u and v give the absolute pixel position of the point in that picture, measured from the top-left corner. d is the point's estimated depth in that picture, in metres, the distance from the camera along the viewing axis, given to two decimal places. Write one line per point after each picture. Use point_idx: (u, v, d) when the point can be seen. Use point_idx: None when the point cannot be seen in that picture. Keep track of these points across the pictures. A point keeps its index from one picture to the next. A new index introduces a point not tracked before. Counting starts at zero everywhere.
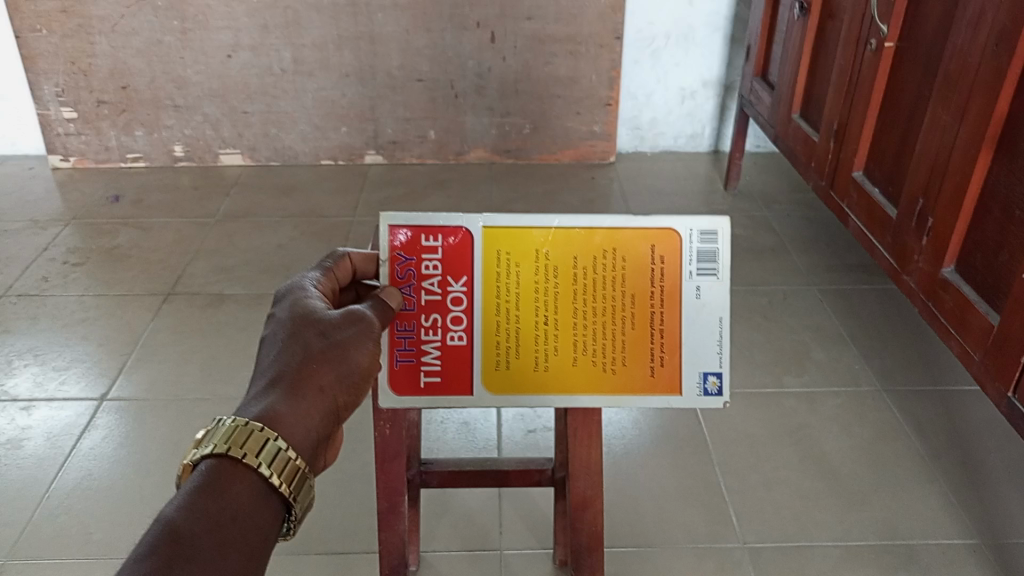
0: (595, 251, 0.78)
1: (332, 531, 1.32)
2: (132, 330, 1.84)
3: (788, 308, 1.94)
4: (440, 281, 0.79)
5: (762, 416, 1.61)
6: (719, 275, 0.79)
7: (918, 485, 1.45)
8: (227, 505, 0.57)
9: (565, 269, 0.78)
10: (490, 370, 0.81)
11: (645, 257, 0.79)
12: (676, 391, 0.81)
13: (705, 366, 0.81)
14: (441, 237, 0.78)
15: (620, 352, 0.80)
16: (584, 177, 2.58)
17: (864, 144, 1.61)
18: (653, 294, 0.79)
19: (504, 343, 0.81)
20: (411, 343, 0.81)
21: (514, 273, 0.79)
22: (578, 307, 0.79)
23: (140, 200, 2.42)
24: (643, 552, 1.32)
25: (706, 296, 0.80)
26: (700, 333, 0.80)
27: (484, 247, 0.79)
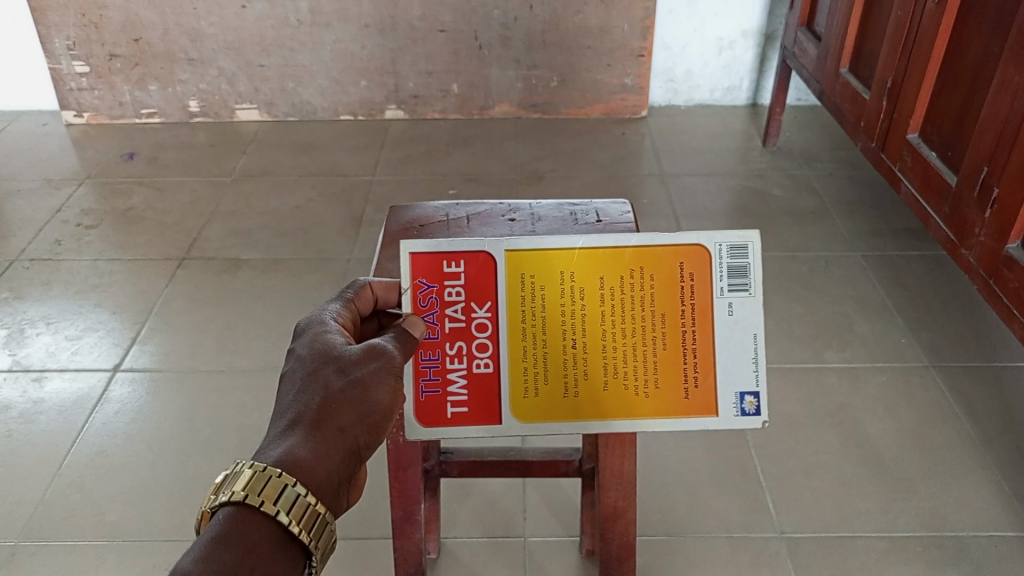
0: (622, 270, 0.70)
1: (350, 514, 1.28)
2: (146, 296, 1.79)
3: (830, 277, 1.83)
4: (464, 308, 0.72)
5: (801, 394, 1.52)
6: (752, 290, 0.71)
7: (969, 472, 1.36)
8: (245, 557, 0.51)
9: (592, 289, 0.70)
10: (517, 397, 0.72)
11: (673, 276, 0.71)
12: (712, 413, 0.72)
13: (742, 385, 0.72)
14: (462, 262, 0.71)
15: (651, 374, 0.72)
16: (614, 133, 2.46)
17: (922, 104, 1.49)
18: (683, 313, 0.71)
19: (533, 367, 0.72)
20: (437, 374, 0.72)
21: (540, 295, 0.71)
22: (607, 329, 0.71)
23: (155, 158, 2.35)
24: (673, 541, 1.26)
25: (739, 313, 0.71)
26: (735, 351, 0.71)
27: (508, 271, 0.71)
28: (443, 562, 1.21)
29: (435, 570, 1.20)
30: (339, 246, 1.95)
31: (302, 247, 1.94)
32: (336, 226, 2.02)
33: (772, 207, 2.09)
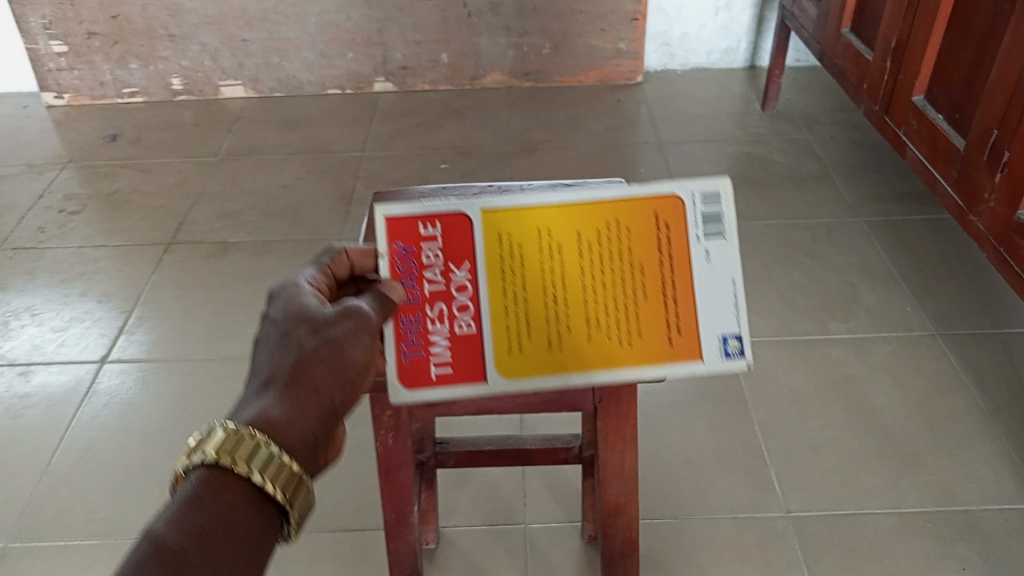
0: (599, 222, 0.64)
1: (347, 505, 1.26)
2: (133, 283, 1.75)
3: (833, 245, 1.79)
4: (441, 268, 0.65)
5: (805, 367, 1.48)
6: (729, 233, 0.64)
7: (978, 444, 1.33)
8: (218, 517, 0.50)
9: (570, 242, 0.64)
10: (501, 355, 0.65)
11: (650, 223, 0.64)
12: (697, 358, 0.65)
13: (724, 328, 0.64)
14: (437, 222, 0.65)
15: (633, 324, 0.64)
16: (610, 100, 2.40)
17: (928, 64, 1.43)
18: (662, 259, 0.64)
19: (513, 323, 0.65)
20: (417, 339, 0.65)
21: (517, 252, 0.64)
22: (586, 281, 0.64)
23: (139, 139, 2.29)
24: (678, 523, 1.23)
25: (716, 260, 0.64)
26: (717, 293, 0.64)
27: (484, 229, 0.64)
28: (443, 552, 1.19)
29: (434, 561, 1.17)
30: (329, 226, 1.90)
31: (292, 228, 1.89)
32: (326, 205, 1.97)
33: (773, 174, 2.03)
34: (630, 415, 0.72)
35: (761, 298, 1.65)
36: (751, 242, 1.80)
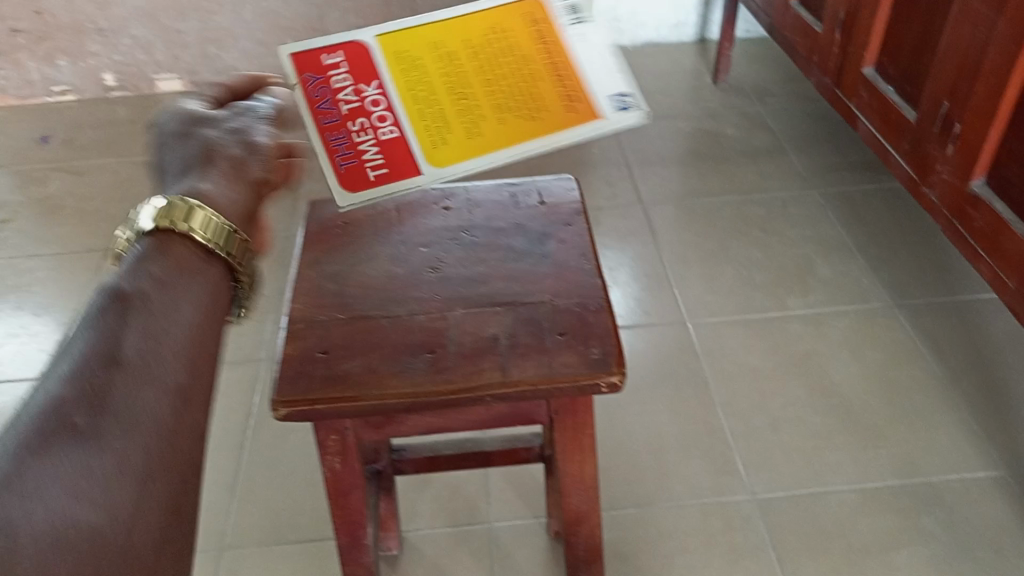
0: (483, 30, 0.73)
1: (306, 515, 1.23)
2: (72, 293, 1.67)
3: (788, 218, 1.78)
4: (358, 94, 0.72)
5: (765, 345, 1.48)
6: (591, 15, 0.74)
7: (938, 414, 1.34)
8: (169, 267, 0.56)
9: (462, 45, 0.72)
10: (427, 148, 0.71)
11: (525, 21, 0.73)
12: (596, 117, 0.71)
13: (615, 91, 0.72)
14: (339, 51, 0.73)
15: (536, 95, 0.71)
16: None
17: (877, 35, 1.42)
18: (549, 45, 0.72)
19: (431, 118, 0.72)
20: (347, 149, 0.72)
21: (420, 63, 0.72)
22: (487, 79, 0.72)
23: (72, 139, 2.20)
24: (644, 513, 1.22)
25: (590, 36, 0.74)
26: (596, 61, 0.73)
27: (384, 51, 0.73)
28: (406, 558, 1.16)
29: (397, 567, 1.14)
30: (276, 223, 1.84)
31: None
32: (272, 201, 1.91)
33: (726, 148, 2.02)
34: (587, 427, 0.70)
35: (719, 277, 1.63)
36: (706, 220, 1.79)
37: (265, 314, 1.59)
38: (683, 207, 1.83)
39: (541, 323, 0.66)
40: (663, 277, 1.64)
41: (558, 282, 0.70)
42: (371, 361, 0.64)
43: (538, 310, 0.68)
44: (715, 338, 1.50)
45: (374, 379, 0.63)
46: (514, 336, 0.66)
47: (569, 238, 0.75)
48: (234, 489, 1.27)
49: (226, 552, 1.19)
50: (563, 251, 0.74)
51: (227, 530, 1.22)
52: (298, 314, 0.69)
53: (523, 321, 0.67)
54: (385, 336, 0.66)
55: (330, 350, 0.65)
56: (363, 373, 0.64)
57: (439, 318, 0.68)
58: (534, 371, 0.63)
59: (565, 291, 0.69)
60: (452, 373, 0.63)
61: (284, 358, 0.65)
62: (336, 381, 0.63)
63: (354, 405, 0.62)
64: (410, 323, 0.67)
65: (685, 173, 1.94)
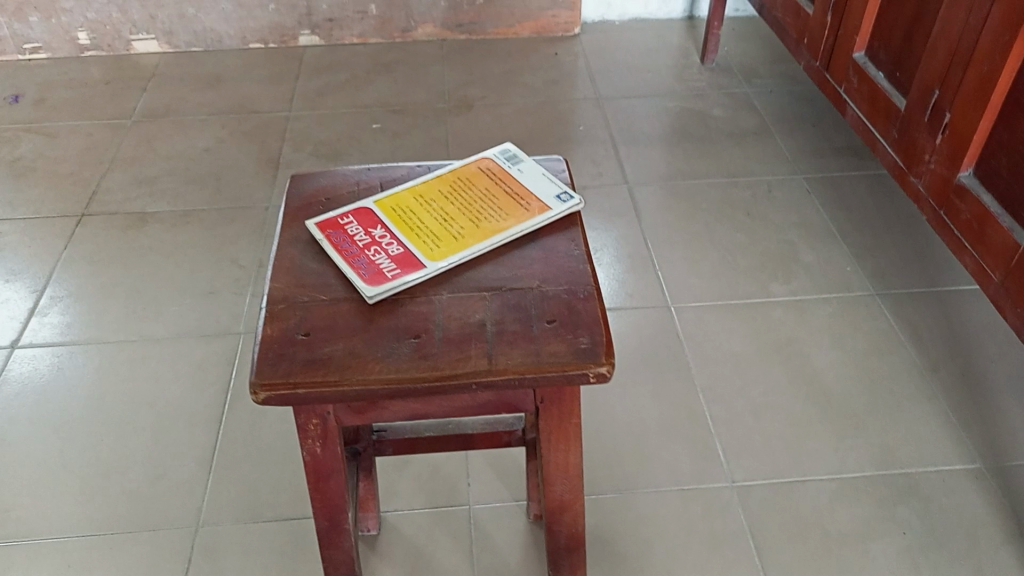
0: (447, 183, 0.77)
1: (282, 493, 1.21)
2: (44, 259, 1.63)
3: (773, 203, 1.77)
4: (359, 228, 0.71)
5: (747, 330, 1.47)
6: (522, 156, 0.80)
7: (916, 404, 1.34)
8: None
9: (435, 194, 0.75)
10: (427, 250, 0.69)
11: (478, 172, 0.78)
12: (547, 207, 0.73)
13: (554, 191, 0.75)
14: (348, 215, 0.73)
15: (498, 208, 0.73)
16: (546, 53, 2.32)
17: (869, 19, 1.40)
18: (498, 174, 0.77)
19: (422, 231, 0.71)
20: (363, 265, 0.67)
21: (406, 208, 0.73)
22: (457, 207, 0.74)
23: (43, 100, 2.13)
24: (623, 497, 1.21)
25: (525, 166, 0.78)
26: (534, 176, 0.77)
27: (381, 209, 0.73)
28: (384, 538, 1.15)
29: (375, 547, 1.13)
30: (255, 192, 1.80)
31: (215, 196, 1.79)
32: (250, 170, 1.87)
33: (713, 129, 2.00)
34: (575, 415, 0.68)
35: (703, 260, 1.63)
36: (691, 202, 1.77)
37: (242, 287, 1.56)
38: (668, 189, 1.82)
39: (529, 309, 0.64)
40: (647, 259, 1.63)
41: (547, 266, 0.68)
42: (353, 345, 0.62)
43: (526, 295, 0.65)
44: (697, 323, 1.49)
45: (357, 364, 0.60)
46: (501, 323, 0.63)
47: (559, 222, 0.73)
48: (210, 464, 1.25)
49: (202, 529, 1.17)
50: (553, 235, 0.71)
51: (203, 507, 1.20)
52: (277, 293, 0.66)
53: (511, 307, 0.65)
54: (367, 319, 0.64)
55: (310, 332, 0.63)
56: (345, 357, 0.61)
57: (424, 301, 0.65)
58: (522, 359, 0.61)
59: (554, 276, 0.67)
60: (438, 360, 0.61)
61: (262, 340, 0.62)
62: (318, 365, 0.60)
63: (336, 391, 0.60)
64: (394, 306, 0.65)
65: (671, 154, 1.92)
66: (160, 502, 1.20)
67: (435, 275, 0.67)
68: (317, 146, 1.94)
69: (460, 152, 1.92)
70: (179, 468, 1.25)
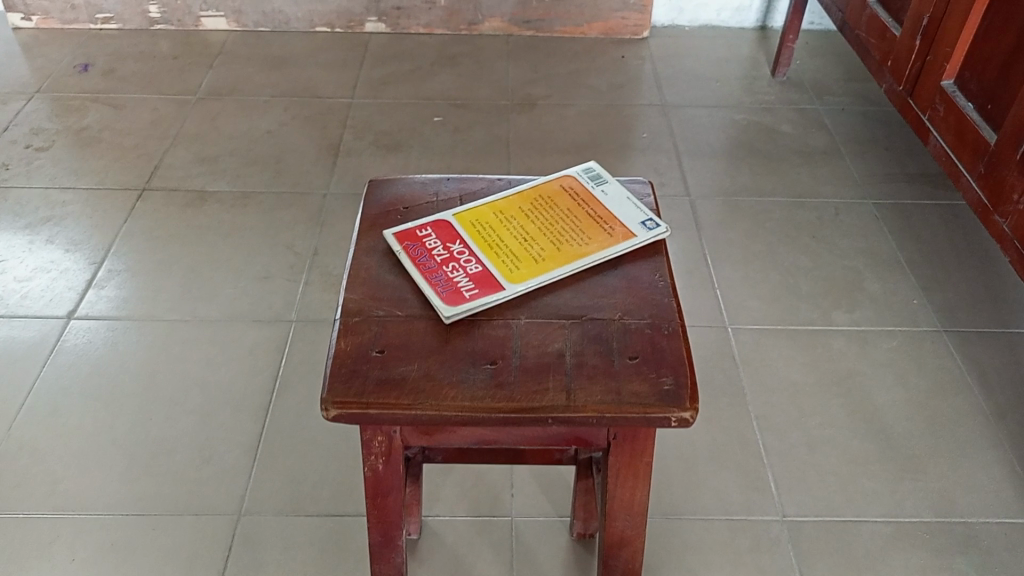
0: (529, 200, 0.75)
1: (325, 488, 1.21)
2: (104, 232, 1.64)
3: (839, 227, 1.72)
4: (438, 243, 0.69)
5: (806, 359, 1.43)
6: (607, 177, 0.78)
7: (980, 450, 1.29)
8: None
9: (517, 211, 0.73)
10: (507, 272, 0.67)
11: (562, 191, 0.76)
12: (632, 234, 0.71)
13: (639, 217, 0.73)
14: (428, 227, 0.71)
15: (581, 231, 0.71)
16: (613, 56, 2.28)
17: (962, 48, 1.34)
18: (581, 195, 0.75)
19: (503, 250, 0.69)
20: (441, 283, 0.66)
21: (487, 225, 0.71)
22: (539, 226, 0.71)
23: (112, 70, 2.15)
24: (669, 523, 1.18)
25: (610, 189, 0.76)
26: (620, 200, 0.75)
27: (461, 224, 0.72)
28: (424, 543, 1.13)
29: (415, 552, 1.12)
30: (313, 179, 1.80)
31: (274, 179, 1.79)
32: (310, 155, 1.87)
33: (781, 146, 1.95)
34: (648, 455, 0.67)
35: (763, 282, 1.58)
36: (755, 220, 1.73)
37: (296, 274, 1.55)
38: (731, 205, 1.77)
39: (611, 342, 0.62)
40: (706, 276, 1.59)
41: (630, 296, 0.66)
42: (429, 366, 0.60)
43: (608, 327, 0.63)
44: (755, 347, 1.45)
45: (431, 388, 0.59)
46: (581, 355, 0.61)
47: (643, 251, 0.70)
48: (255, 452, 1.25)
49: (244, 517, 1.17)
50: (635, 263, 0.69)
51: (246, 495, 1.20)
52: (352, 305, 0.64)
53: (591, 338, 0.62)
54: (443, 340, 0.62)
55: (385, 349, 0.61)
56: (419, 380, 0.59)
57: (501, 325, 0.63)
58: (602, 397, 0.58)
59: (636, 307, 0.65)
60: (514, 390, 0.59)
61: (336, 354, 0.61)
62: (392, 386, 0.59)
63: (409, 414, 0.58)
64: (470, 328, 0.63)
65: (736, 168, 1.87)
66: (205, 487, 1.21)
67: (513, 300, 0.65)
68: (377, 136, 1.93)
69: (521, 152, 1.89)
70: (224, 454, 1.25)
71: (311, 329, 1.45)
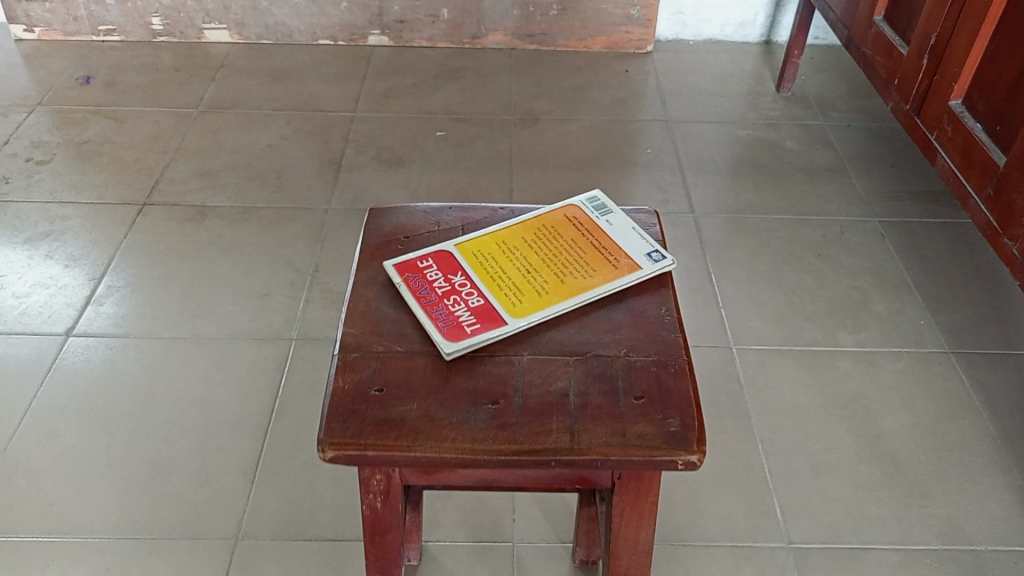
0: (532, 230, 0.74)
1: (324, 512, 1.19)
2: (104, 247, 1.63)
3: (844, 245, 1.70)
4: (439, 275, 0.68)
5: (812, 381, 1.41)
6: (613, 209, 0.77)
7: (988, 476, 1.27)
8: None
9: (520, 242, 0.72)
10: (509, 305, 0.65)
11: (566, 222, 0.75)
12: (639, 267, 0.70)
13: (645, 249, 0.72)
14: (428, 258, 0.70)
15: (586, 263, 0.70)
16: (617, 70, 2.27)
17: (970, 68, 1.33)
18: (586, 226, 0.74)
19: (505, 283, 0.67)
20: (442, 317, 0.64)
21: (490, 257, 0.70)
22: (543, 258, 0.70)
23: (114, 83, 2.14)
24: (673, 549, 1.17)
25: (615, 220, 0.75)
26: (625, 232, 0.74)
27: (463, 255, 0.71)
28: (424, 569, 1.11)
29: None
30: (315, 194, 1.78)
31: (275, 194, 1.78)
32: (312, 170, 1.85)
33: (785, 162, 1.93)
34: (653, 495, 0.65)
35: (768, 302, 1.57)
36: (759, 238, 1.71)
37: (297, 291, 1.54)
38: (736, 222, 1.76)
39: (616, 381, 0.60)
40: (710, 295, 1.58)
41: (636, 331, 0.64)
42: (429, 406, 0.58)
43: (613, 364, 0.62)
44: (760, 368, 1.43)
45: (431, 429, 0.57)
46: (586, 395, 0.60)
47: (649, 284, 0.69)
48: (253, 475, 1.24)
49: (241, 542, 1.15)
50: (641, 297, 0.68)
51: (244, 519, 1.18)
52: (351, 339, 0.63)
53: (596, 376, 0.61)
54: (444, 377, 0.60)
55: (384, 388, 0.59)
56: (418, 420, 0.58)
57: (504, 362, 0.62)
58: (607, 438, 0.57)
59: (642, 344, 0.63)
60: (516, 431, 0.57)
61: (334, 392, 0.59)
62: (391, 427, 0.57)
63: (408, 456, 0.56)
64: (471, 366, 0.61)
65: (740, 185, 1.86)
66: (202, 510, 1.19)
67: (516, 334, 0.64)
68: (379, 150, 1.92)
69: (523, 167, 1.88)
70: (222, 476, 1.23)
71: (311, 347, 1.43)
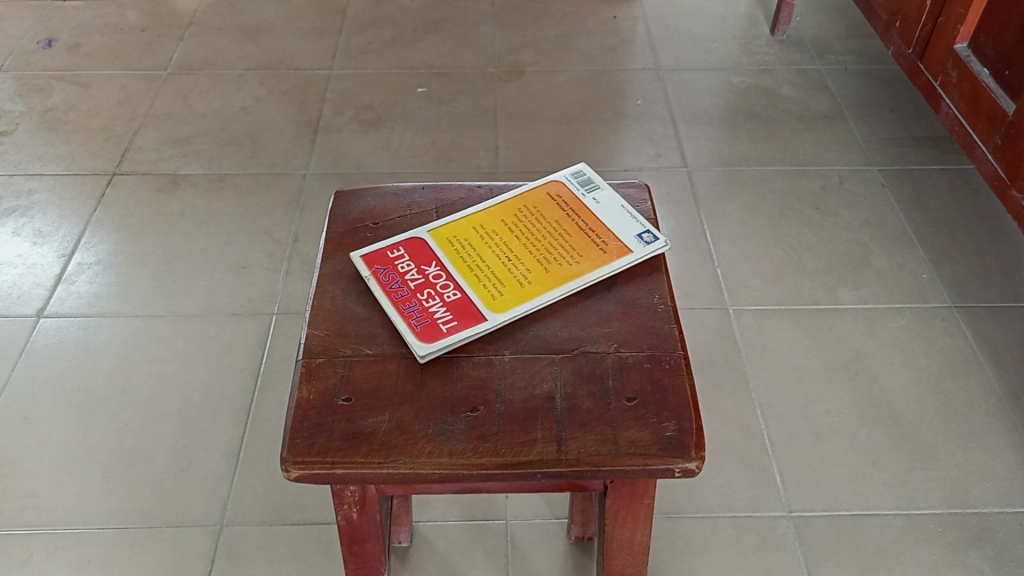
0: (512, 212, 0.73)
1: (312, 495, 1.15)
2: (73, 221, 1.56)
3: (844, 197, 1.64)
4: (412, 267, 0.68)
5: (812, 341, 1.37)
6: (598, 184, 0.77)
7: (993, 436, 1.24)
8: None
9: (500, 226, 0.72)
10: (489, 298, 0.65)
11: (548, 200, 0.75)
12: (628, 250, 0.70)
13: (635, 230, 0.72)
14: (401, 247, 0.70)
15: (570, 248, 0.70)
16: (604, 16, 2.17)
17: (977, 8, 1.25)
18: (570, 203, 0.74)
19: (483, 274, 0.67)
20: (416, 314, 0.64)
21: (467, 244, 0.70)
22: (524, 243, 0.70)
23: (77, 45, 2.04)
24: (672, 523, 1.13)
25: (601, 197, 0.75)
26: (613, 210, 0.73)
27: (438, 243, 0.70)
28: (416, 552, 1.08)
29: (406, 563, 1.07)
30: (292, 158, 1.71)
31: (250, 160, 1.70)
32: (288, 133, 1.77)
33: (781, 110, 1.86)
34: (648, 497, 0.66)
35: (766, 259, 1.51)
36: (756, 192, 1.65)
37: (276, 263, 1.48)
38: (731, 175, 1.69)
39: (605, 381, 0.60)
40: (705, 254, 1.52)
41: (627, 324, 0.64)
42: (402, 417, 0.58)
43: (602, 363, 0.61)
44: (758, 329, 1.39)
45: (405, 442, 0.56)
46: (573, 398, 0.59)
47: (641, 267, 0.69)
48: (237, 458, 1.19)
49: (226, 529, 1.12)
50: (631, 284, 0.67)
51: (228, 505, 1.14)
52: (316, 344, 0.63)
53: (583, 376, 0.60)
54: (418, 383, 0.60)
55: (352, 397, 0.59)
56: (391, 433, 0.57)
57: (483, 363, 0.61)
58: (597, 448, 0.56)
59: (633, 338, 0.63)
60: (498, 442, 0.56)
61: (298, 404, 0.59)
62: (360, 441, 0.57)
63: (380, 472, 0.56)
64: (448, 369, 0.61)
65: (734, 135, 1.79)
66: (184, 497, 1.15)
67: (494, 332, 0.63)
68: (358, 110, 1.84)
69: (509, 124, 1.80)
70: (204, 460, 1.19)
71: (292, 322, 1.38)
